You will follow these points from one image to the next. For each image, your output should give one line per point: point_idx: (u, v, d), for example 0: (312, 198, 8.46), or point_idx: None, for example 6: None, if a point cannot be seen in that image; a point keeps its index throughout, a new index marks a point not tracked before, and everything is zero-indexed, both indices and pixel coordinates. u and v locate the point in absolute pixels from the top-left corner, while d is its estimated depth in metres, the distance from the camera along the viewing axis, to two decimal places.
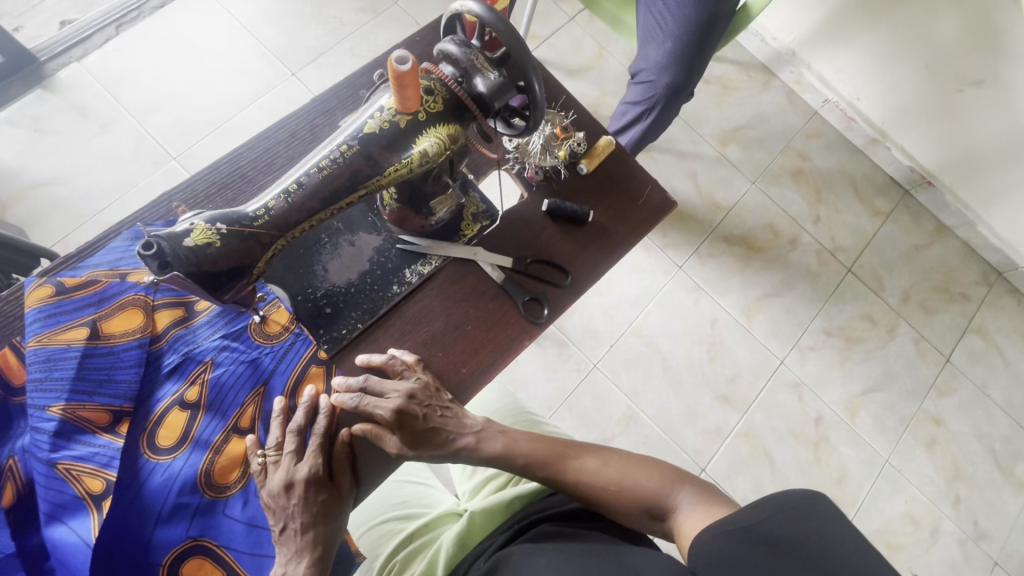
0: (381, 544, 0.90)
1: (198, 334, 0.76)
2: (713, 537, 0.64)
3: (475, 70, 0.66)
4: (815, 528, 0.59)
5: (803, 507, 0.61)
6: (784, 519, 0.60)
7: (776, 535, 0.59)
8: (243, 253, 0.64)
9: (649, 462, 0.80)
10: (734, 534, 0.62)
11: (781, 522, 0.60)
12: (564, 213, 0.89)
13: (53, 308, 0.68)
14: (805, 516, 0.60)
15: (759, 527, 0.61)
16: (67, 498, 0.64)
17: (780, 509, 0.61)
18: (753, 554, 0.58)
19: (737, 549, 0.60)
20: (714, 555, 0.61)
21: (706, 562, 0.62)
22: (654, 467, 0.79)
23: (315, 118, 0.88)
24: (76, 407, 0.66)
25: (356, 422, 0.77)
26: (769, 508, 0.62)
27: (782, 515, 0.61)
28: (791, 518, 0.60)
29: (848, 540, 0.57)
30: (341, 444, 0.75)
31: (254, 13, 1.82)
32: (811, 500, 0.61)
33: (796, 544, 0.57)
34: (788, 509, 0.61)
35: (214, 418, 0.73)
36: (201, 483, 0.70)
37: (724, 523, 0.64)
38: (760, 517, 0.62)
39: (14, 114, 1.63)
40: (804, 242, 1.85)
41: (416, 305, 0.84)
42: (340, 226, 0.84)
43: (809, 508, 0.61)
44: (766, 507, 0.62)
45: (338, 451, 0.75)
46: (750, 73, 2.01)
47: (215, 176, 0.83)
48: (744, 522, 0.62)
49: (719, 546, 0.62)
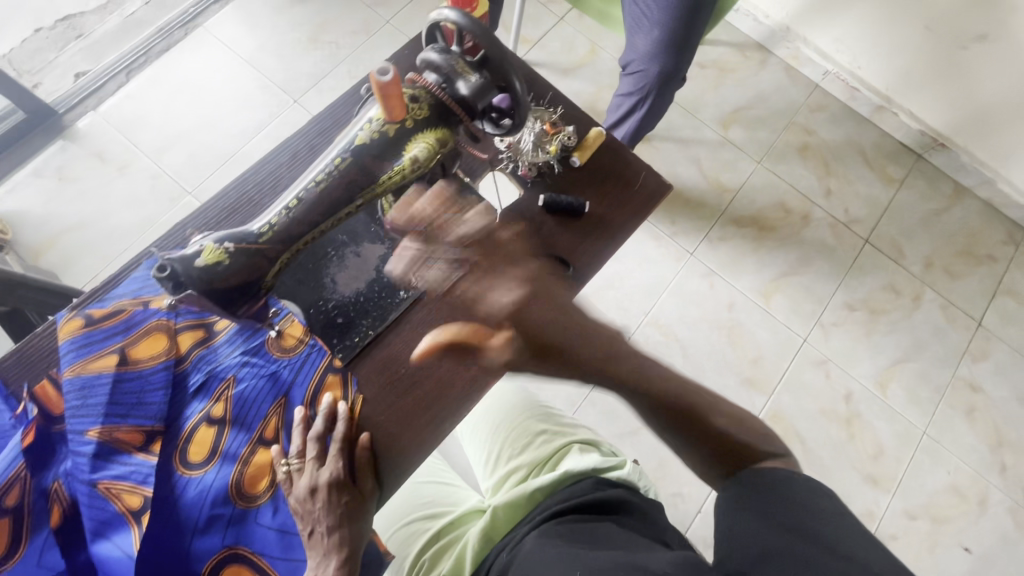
0: (409, 544, 0.94)
1: (218, 352, 0.80)
2: (738, 494, 0.64)
3: (457, 75, 0.67)
4: (777, 497, 0.61)
5: (809, 495, 0.61)
6: (794, 495, 0.61)
7: (786, 507, 0.60)
8: (250, 269, 0.67)
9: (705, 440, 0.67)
10: (752, 498, 0.62)
11: (745, 515, 0.61)
12: (561, 208, 0.91)
13: (83, 339, 0.74)
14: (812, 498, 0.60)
15: (776, 496, 0.61)
16: (109, 515, 0.68)
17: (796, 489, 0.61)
18: (772, 527, 0.58)
19: (756, 515, 0.60)
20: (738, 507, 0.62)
21: (733, 510, 0.63)
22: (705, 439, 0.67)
23: (315, 137, 0.92)
24: (111, 429, 0.70)
25: (530, 324, 0.72)
26: (788, 487, 0.62)
27: (793, 493, 0.61)
28: (767, 502, 0.61)
29: (793, 477, 0.63)
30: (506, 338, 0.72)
31: (253, 46, 1.89)
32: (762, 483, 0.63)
33: (802, 516, 0.59)
34: (796, 490, 0.61)
35: (240, 431, 0.76)
36: (232, 494, 0.74)
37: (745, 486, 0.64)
38: (777, 488, 0.62)
39: (39, 165, 1.72)
40: (817, 217, 1.83)
41: (422, 310, 0.87)
42: (345, 238, 0.87)
43: (760, 485, 0.63)
44: (787, 484, 0.62)
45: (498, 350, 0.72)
46: (745, 54, 2.00)
47: (223, 203, 0.87)
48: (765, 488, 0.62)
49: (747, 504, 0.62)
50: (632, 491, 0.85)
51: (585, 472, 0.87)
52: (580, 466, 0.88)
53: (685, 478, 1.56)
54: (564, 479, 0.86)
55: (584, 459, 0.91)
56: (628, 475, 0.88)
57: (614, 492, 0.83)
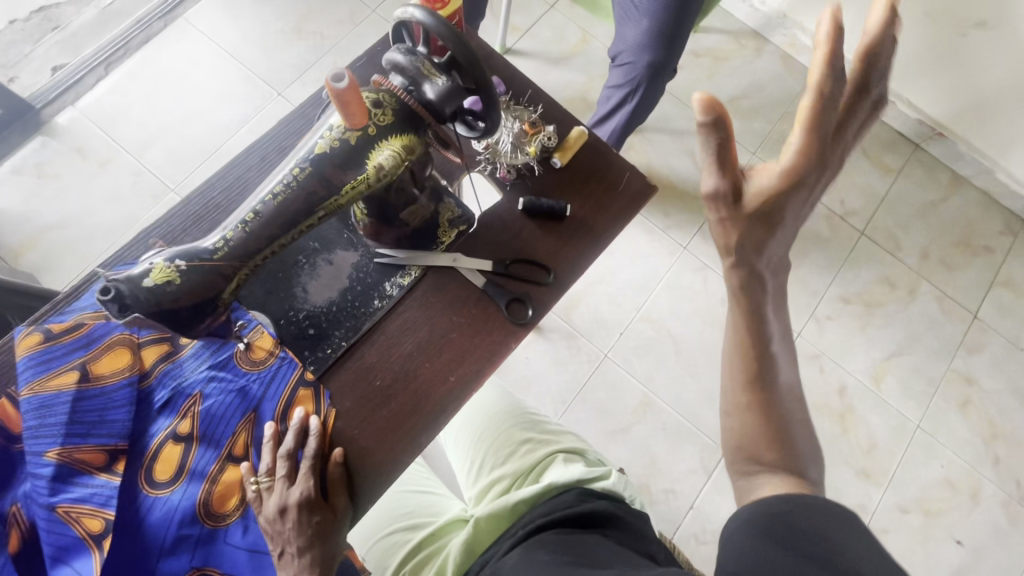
0: (390, 556, 0.92)
1: (184, 367, 0.77)
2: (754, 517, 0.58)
3: (423, 78, 0.64)
4: (781, 518, 0.56)
5: (831, 517, 0.56)
6: (816, 518, 0.56)
7: (805, 533, 0.55)
8: (205, 287, 0.64)
9: (772, 437, 0.61)
10: (768, 523, 0.57)
11: (750, 541, 0.56)
12: (541, 211, 0.88)
13: (42, 355, 0.70)
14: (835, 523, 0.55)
15: (797, 519, 0.56)
16: (69, 540, 0.66)
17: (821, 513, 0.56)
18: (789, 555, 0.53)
19: (771, 543, 0.55)
20: (750, 533, 0.57)
21: (746, 534, 0.57)
22: (765, 430, 0.61)
23: (286, 136, 0.88)
24: (71, 449, 0.68)
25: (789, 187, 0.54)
26: (812, 511, 0.56)
27: (814, 516, 0.56)
28: (785, 528, 0.56)
29: (815, 501, 0.57)
30: (778, 190, 0.53)
31: (235, 37, 1.83)
32: (766, 507, 0.58)
33: (820, 543, 0.54)
34: (818, 510, 0.56)
35: (208, 448, 0.74)
36: (200, 513, 0.71)
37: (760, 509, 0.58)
38: (798, 511, 0.56)
39: (18, 162, 1.68)
40: (812, 208, 1.79)
41: (399, 318, 0.83)
42: (316, 245, 0.85)
43: (763, 508, 0.58)
44: (811, 507, 0.57)
45: (756, 193, 0.54)
46: (741, 41, 1.95)
47: (190, 209, 0.84)
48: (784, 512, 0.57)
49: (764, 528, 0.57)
50: (618, 504, 0.84)
51: (570, 484, 0.84)
52: (565, 477, 0.86)
53: (677, 475, 1.54)
54: (548, 490, 0.84)
55: (568, 470, 0.89)
56: (613, 485, 0.85)
57: (600, 506, 0.81)
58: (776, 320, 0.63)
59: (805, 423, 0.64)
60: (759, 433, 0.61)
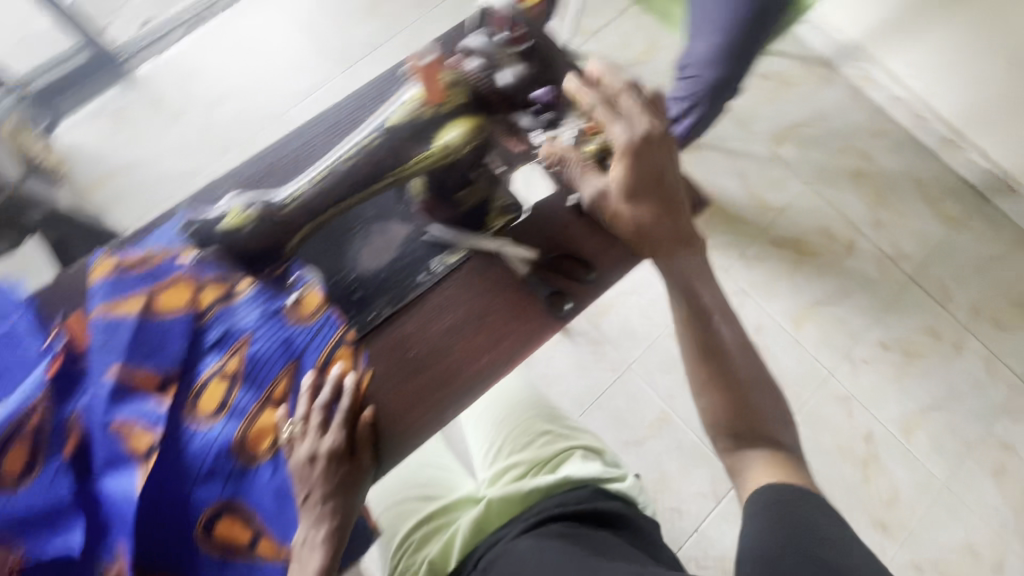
0: (401, 520, 0.96)
1: (238, 310, 0.81)
2: (766, 499, 0.66)
3: (501, 64, 0.74)
4: (780, 507, 0.64)
5: (824, 507, 0.65)
6: (814, 507, 0.65)
7: (805, 518, 0.63)
8: (271, 237, 0.69)
9: (740, 413, 0.72)
10: (775, 507, 0.65)
11: (757, 523, 0.65)
12: (593, 210, 0.89)
13: (116, 282, 0.77)
14: (827, 511, 0.65)
15: (798, 506, 0.65)
16: (119, 453, 0.70)
17: (818, 502, 0.65)
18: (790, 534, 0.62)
19: (778, 523, 0.63)
20: (762, 512, 0.65)
21: (760, 511, 0.65)
22: (736, 409, 0.72)
23: (356, 109, 0.92)
24: (130, 370, 0.73)
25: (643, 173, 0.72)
26: (810, 500, 0.65)
27: (813, 505, 0.65)
28: (790, 511, 0.64)
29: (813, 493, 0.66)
30: (626, 180, 0.72)
31: (311, 11, 1.90)
32: (761, 503, 0.66)
33: (816, 527, 0.62)
34: (813, 501, 0.65)
35: (250, 389, 0.78)
36: (235, 449, 0.76)
37: (770, 494, 0.66)
38: (801, 501, 0.65)
39: (97, 106, 1.78)
40: (862, 247, 1.74)
41: (441, 294, 0.86)
42: (372, 214, 0.90)
43: (758, 500, 0.66)
44: (809, 497, 0.65)
45: (616, 187, 0.73)
46: (810, 68, 1.91)
47: (259, 165, 0.88)
48: (789, 497, 0.65)
49: (775, 509, 0.65)
50: (630, 506, 0.86)
51: (587, 479, 0.86)
52: (581, 473, 0.87)
53: (686, 496, 1.53)
54: (563, 484, 0.85)
55: (586, 466, 0.90)
56: (628, 489, 0.88)
57: (611, 504, 0.83)
58: (725, 325, 0.75)
59: (775, 400, 0.74)
60: (721, 413, 0.72)
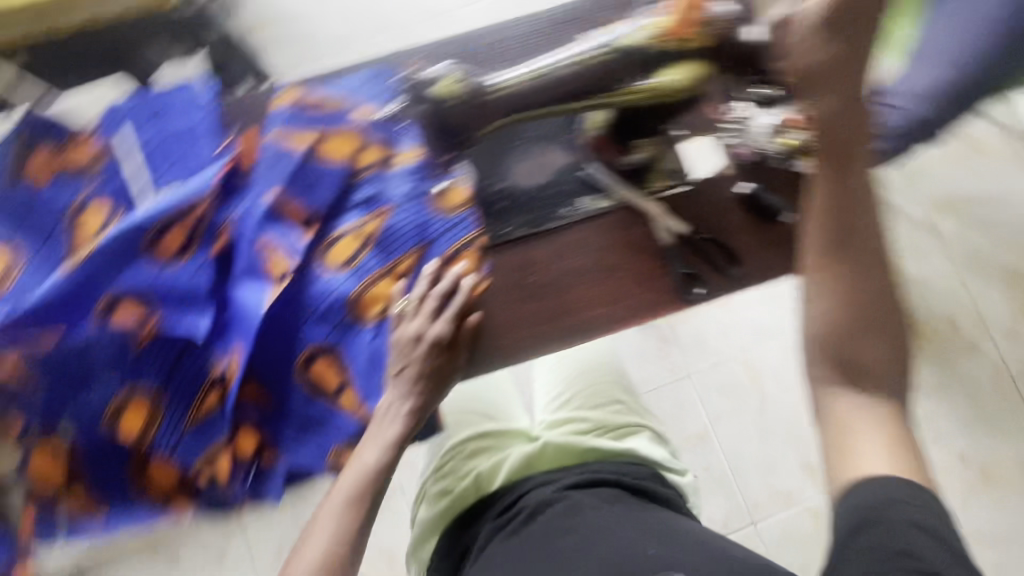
0: (459, 427, 0.99)
1: (390, 179, 0.82)
2: (856, 510, 0.59)
3: (747, 21, 0.74)
4: (871, 520, 0.58)
5: (918, 505, 0.59)
6: (905, 507, 0.58)
7: (897, 524, 0.57)
8: (474, 116, 0.78)
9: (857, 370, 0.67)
10: (864, 519, 0.58)
11: (848, 541, 0.58)
12: (760, 205, 0.83)
13: (296, 117, 0.81)
14: (922, 509, 0.58)
15: (889, 508, 0.58)
16: (259, 266, 0.76)
17: (911, 499, 0.59)
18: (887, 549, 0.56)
19: (867, 538, 0.57)
20: (852, 525, 0.59)
21: (850, 525, 0.59)
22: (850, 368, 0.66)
23: (558, 26, 0.89)
24: (286, 198, 0.78)
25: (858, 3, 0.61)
26: (904, 500, 0.59)
27: (906, 503, 0.58)
28: (881, 523, 0.57)
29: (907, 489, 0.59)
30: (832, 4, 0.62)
31: None
32: (847, 506, 0.60)
33: (910, 532, 0.56)
34: (908, 500, 0.59)
35: (378, 255, 0.81)
36: (349, 304, 0.79)
37: (860, 503, 0.59)
38: (891, 504, 0.58)
39: None
40: (983, 350, 1.53)
41: (579, 233, 0.84)
42: (539, 133, 0.88)
43: (845, 512, 0.60)
44: (902, 497, 0.59)
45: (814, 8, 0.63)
46: (1015, 142, 1.65)
47: (451, 48, 0.88)
48: (880, 504, 0.58)
49: (865, 523, 0.58)
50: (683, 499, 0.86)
51: (651, 458, 0.87)
52: (646, 452, 0.88)
53: None
54: (623, 454, 0.85)
55: (651, 447, 0.90)
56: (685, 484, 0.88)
57: (667, 491, 0.83)
58: (855, 269, 0.68)
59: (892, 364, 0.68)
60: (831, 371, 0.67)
